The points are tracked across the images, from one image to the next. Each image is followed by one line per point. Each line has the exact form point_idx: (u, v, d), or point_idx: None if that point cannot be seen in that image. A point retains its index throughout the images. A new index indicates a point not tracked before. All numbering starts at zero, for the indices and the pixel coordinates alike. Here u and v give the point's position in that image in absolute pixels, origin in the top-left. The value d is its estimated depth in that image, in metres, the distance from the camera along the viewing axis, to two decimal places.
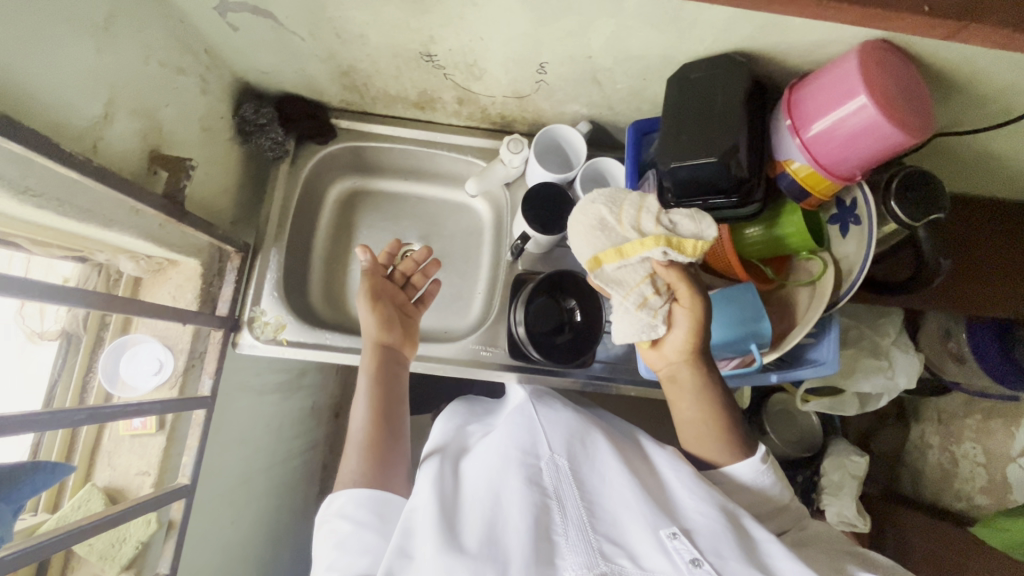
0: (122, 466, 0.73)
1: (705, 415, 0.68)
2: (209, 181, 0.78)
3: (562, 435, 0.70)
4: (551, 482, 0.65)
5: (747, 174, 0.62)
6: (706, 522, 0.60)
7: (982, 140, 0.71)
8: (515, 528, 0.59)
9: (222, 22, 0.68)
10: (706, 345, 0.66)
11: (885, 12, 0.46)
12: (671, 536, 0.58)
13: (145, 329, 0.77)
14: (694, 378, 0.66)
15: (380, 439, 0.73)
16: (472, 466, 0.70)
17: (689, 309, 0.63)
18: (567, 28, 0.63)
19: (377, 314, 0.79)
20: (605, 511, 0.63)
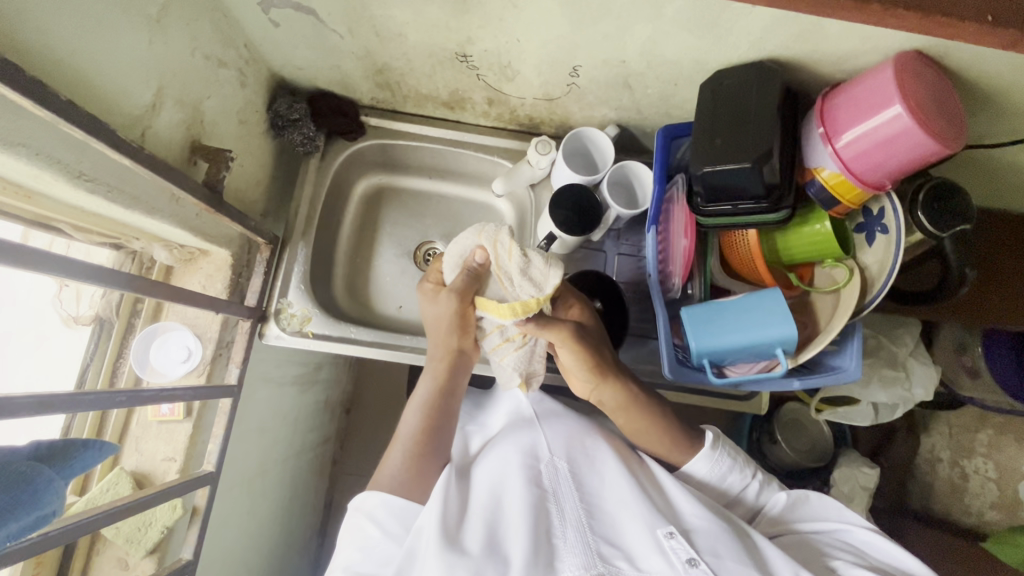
0: (149, 451, 0.74)
1: (649, 425, 0.77)
2: (243, 174, 0.79)
3: (561, 439, 0.75)
4: (550, 483, 0.69)
5: (778, 180, 0.63)
6: (703, 523, 0.65)
7: (1007, 154, 0.72)
8: (515, 527, 0.62)
9: (265, 18, 0.69)
10: (603, 367, 0.74)
11: (952, 21, 0.47)
12: (668, 536, 0.62)
13: (175, 317, 0.78)
14: (614, 396, 0.76)
15: (426, 448, 0.73)
16: (479, 469, 0.74)
17: (567, 347, 0.73)
18: (604, 31, 0.64)
19: (461, 319, 0.74)
20: (603, 512, 0.67)
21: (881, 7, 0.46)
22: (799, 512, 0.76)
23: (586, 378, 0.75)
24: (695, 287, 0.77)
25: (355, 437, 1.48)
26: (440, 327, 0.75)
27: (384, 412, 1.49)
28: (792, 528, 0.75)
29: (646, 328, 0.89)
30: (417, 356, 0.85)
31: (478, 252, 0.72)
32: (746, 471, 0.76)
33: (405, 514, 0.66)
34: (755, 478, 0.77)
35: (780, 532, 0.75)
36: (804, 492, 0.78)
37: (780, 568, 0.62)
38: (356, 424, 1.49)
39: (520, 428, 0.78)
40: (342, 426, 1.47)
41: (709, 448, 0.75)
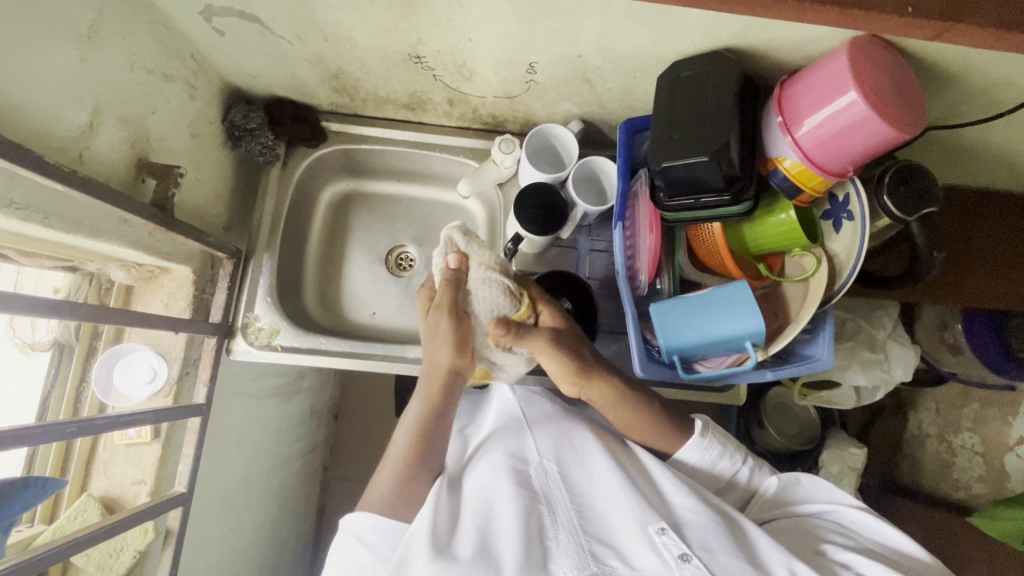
0: (118, 476, 0.73)
1: (650, 415, 0.77)
2: (199, 187, 0.77)
3: (549, 440, 0.74)
4: (541, 486, 0.68)
5: (738, 171, 0.61)
6: (696, 517, 0.64)
7: (972, 133, 0.72)
8: (506, 533, 0.61)
9: (208, 27, 0.67)
10: (583, 364, 0.74)
11: (871, 14, 0.48)
12: (659, 532, 0.61)
13: (138, 338, 0.76)
14: (601, 393, 0.75)
15: (416, 462, 0.72)
16: (469, 475, 0.72)
17: (546, 354, 0.73)
18: (556, 27, 0.62)
19: (456, 336, 0.73)
20: (596, 511, 0.65)
21: (800, 5, 0.47)
22: (788, 496, 0.76)
23: (570, 385, 0.76)
24: (663, 282, 0.76)
25: (344, 443, 1.47)
26: (438, 346, 0.74)
27: (372, 416, 1.48)
28: (781, 513, 0.75)
29: (620, 324, 0.89)
30: (390, 364, 0.85)
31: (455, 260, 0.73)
32: (736, 455, 0.75)
33: (394, 535, 0.67)
34: (745, 465, 0.76)
35: (769, 518, 0.75)
36: (795, 473, 0.77)
37: (773, 561, 0.61)
38: (345, 429, 1.48)
39: (509, 432, 0.76)
40: (331, 433, 1.46)
41: (699, 434, 0.75)
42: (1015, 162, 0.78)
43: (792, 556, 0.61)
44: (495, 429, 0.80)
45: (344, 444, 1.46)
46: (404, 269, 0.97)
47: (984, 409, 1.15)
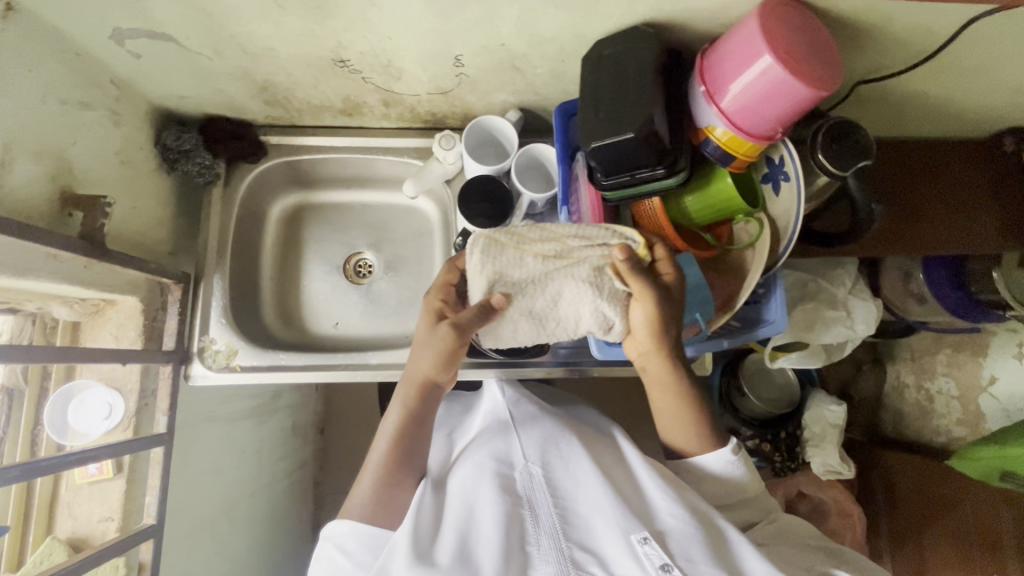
0: (84, 515, 0.72)
1: (685, 412, 0.71)
2: (137, 215, 0.76)
3: (535, 443, 0.73)
4: (525, 490, 0.67)
5: (668, 143, 0.61)
6: (677, 523, 0.63)
7: (899, 81, 0.73)
8: (487, 540, 0.60)
9: (123, 50, 0.66)
10: (671, 325, 0.67)
11: None
12: (641, 541, 0.60)
13: (90, 374, 0.75)
14: (662, 369, 0.69)
15: (396, 471, 0.71)
16: (454, 478, 0.72)
17: (645, 303, 0.65)
18: (473, 17, 0.62)
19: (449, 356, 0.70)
20: (578, 516, 0.65)
21: None
22: (788, 530, 0.71)
23: (649, 339, 0.68)
24: None
25: (333, 456, 1.46)
26: (425, 358, 0.70)
27: (358, 426, 1.48)
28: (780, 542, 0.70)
29: None
30: (354, 372, 0.84)
31: (496, 297, 0.66)
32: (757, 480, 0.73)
33: (374, 542, 0.67)
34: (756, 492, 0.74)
35: (767, 543, 0.70)
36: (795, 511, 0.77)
37: (754, 570, 0.60)
38: (332, 443, 1.47)
39: (497, 437, 0.76)
40: (318, 448, 1.45)
41: (731, 450, 0.71)
42: (949, 108, 0.80)
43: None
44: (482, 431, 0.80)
45: (334, 457, 1.46)
46: (363, 276, 0.97)
47: (956, 352, 1.17)
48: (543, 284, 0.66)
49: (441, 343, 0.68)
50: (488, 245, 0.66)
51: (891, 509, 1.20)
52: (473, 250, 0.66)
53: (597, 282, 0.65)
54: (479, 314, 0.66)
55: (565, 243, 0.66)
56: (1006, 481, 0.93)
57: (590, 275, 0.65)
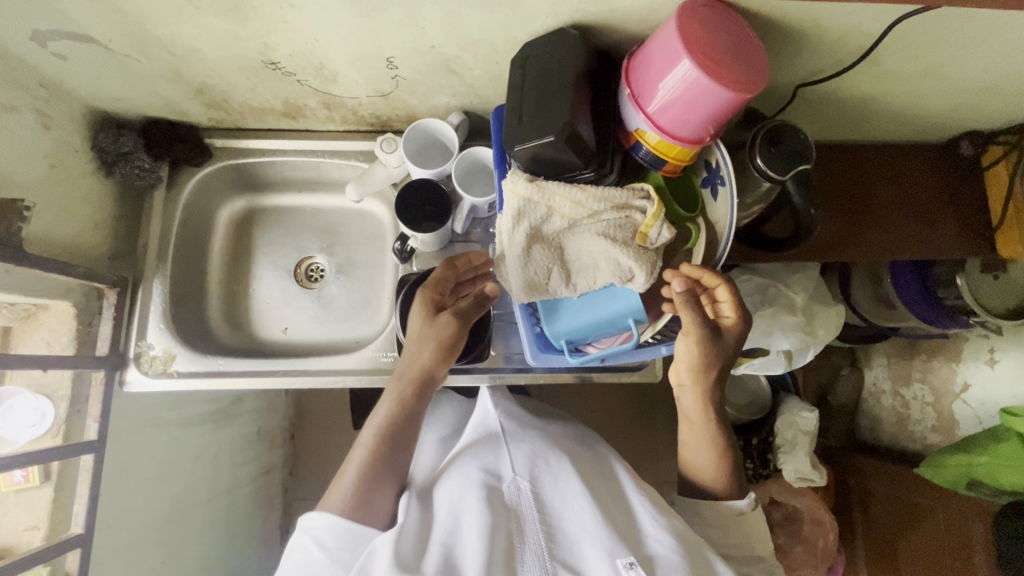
0: (9, 523, 0.70)
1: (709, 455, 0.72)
2: (68, 218, 0.74)
3: (524, 458, 0.69)
4: (512, 504, 0.63)
5: (593, 147, 0.61)
6: (665, 551, 0.58)
7: (842, 83, 0.72)
8: (470, 551, 0.55)
9: (47, 52, 0.65)
10: (712, 366, 0.68)
11: None
12: (628, 565, 0.54)
13: (20, 380, 0.74)
14: (695, 406, 0.70)
15: (382, 462, 0.68)
16: (440, 491, 0.68)
17: (687, 343, 0.66)
18: (395, 19, 0.61)
19: (446, 341, 0.71)
20: (564, 535, 0.60)
21: None
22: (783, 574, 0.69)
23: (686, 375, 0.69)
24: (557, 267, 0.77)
25: (303, 462, 1.45)
26: (425, 345, 0.71)
27: (328, 432, 1.46)
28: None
29: None
30: (294, 379, 0.83)
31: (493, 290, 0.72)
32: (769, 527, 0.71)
33: (354, 540, 0.62)
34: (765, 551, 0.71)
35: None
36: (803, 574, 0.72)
37: None
38: (302, 449, 1.46)
39: (487, 451, 0.72)
40: (287, 453, 1.43)
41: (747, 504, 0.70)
42: (901, 111, 0.78)
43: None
44: (471, 442, 0.76)
45: (303, 463, 1.44)
46: (315, 280, 0.96)
47: (931, 358, 1.15)
48: (566, 238, 0.65)
49: (446, 334, 0.71)
50: (514, 200, 0.63)
51: (868, 517, 1.18)
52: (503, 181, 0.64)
53: (615, 235, 0.63)
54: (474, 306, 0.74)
55: (588, 198, 0.63)
56: (974, 488, 0.91)
57: (610, 229, 0.63)
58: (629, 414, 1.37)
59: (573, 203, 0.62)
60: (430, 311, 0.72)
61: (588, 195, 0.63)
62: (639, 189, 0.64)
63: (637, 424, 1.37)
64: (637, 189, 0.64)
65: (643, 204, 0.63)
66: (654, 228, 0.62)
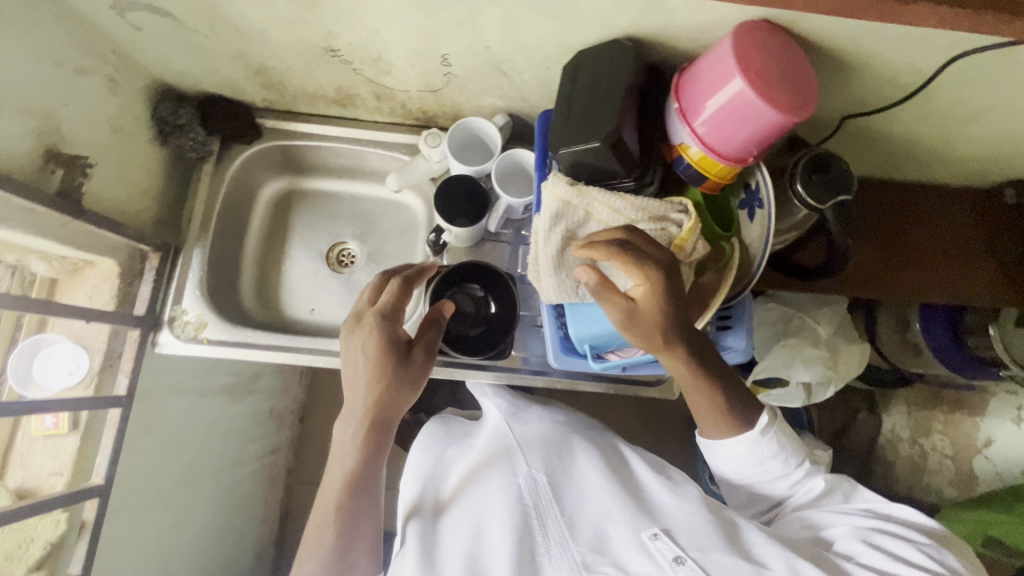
0: (34, 467, 0.73)
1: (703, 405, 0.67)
2: (122, 180, 0.77)
3: (538, 452, 0.73)
4: (531, 499, 0.66)
5: (636, 157, 0.62)
6: (689, 520, 0.62)
7: (889, 119, 0.72)
8: (497, 554, 0.59)
9: (124, 22, 0.68)
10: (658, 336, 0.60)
11: None
12: (653, 537, 0.59)
13: (61, 329, 0.77)
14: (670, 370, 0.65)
15: (355, 501, 0.65)
16: (459, 495, 0.70)
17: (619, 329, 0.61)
18: (456, 17, 0.63)
19: (417, 375, 0.68)
20: (585, 521, 0.64)
21: None
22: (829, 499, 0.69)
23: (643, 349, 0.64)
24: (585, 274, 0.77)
25: (308, 446, 1.47)
26: (398, 389, 0.67)
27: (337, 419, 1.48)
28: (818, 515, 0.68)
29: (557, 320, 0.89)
30: (317, 357, 0.85)
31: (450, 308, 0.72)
32: (793, 445, 0.70)
33: None
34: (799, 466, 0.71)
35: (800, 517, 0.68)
36: (843, 478, 0.73)
37: (771, 559, 0.56)
38: (309, 433, 1.47)
39: (499, 451, 0.74)
40: (295, 436, 1.45)
41: (759, 432, 0.68)
42: (945, 152, 0.78)
43: (795, 555, 0.56)
44: (483, 440, 0.79)
45: (309, 447, 1.46)
46: (345, 266, 0.98)
47: (954, 411, 1.12)
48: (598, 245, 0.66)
49: (420, 373, 0.69)
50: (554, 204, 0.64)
51: None
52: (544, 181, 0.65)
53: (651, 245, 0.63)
54: (432, 325, 0.71)
55: (627, 208, 0.63)
56: (989, 545, 0.87)
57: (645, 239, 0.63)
58: (638, 434, 1.36)
59: (611, 210, 0.64)
60: (396, 348, 0.67)
61: (626, 204, 0.63)
62: (677, 203, 0.65)
63: (644, 444, 1.36)
64: (676, 203, 0.65)
65: (680, 217, 0.64)
66: (691, 242, 0.63)
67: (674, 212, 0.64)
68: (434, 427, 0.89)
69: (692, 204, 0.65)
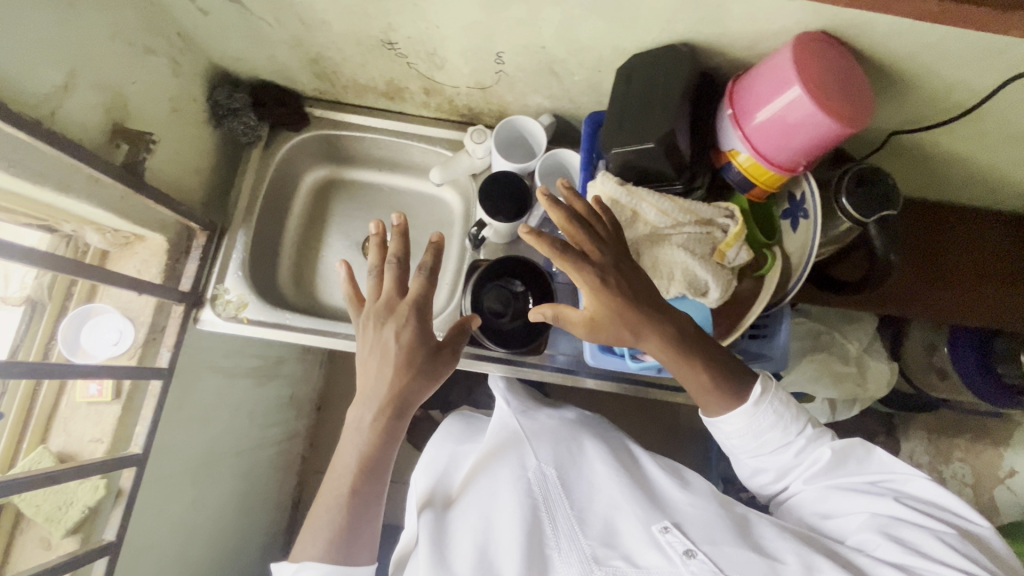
0: (76, 432, 0.75)
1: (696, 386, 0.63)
2: (178, 159, 0.80)
3: (547, 447, 0.73)
4: (540, 492, 0.66)
5: (687, 160, 0.64)
6: (699, 516, 0.62)
7: (936, 138, 0.72)
8: (507, 545, 0.59)
9: (193, 6, 0.71)
10: (618, 331, 0.59)
11: None
12: (663, 530, 0.59)
13: (109, 300, 0.79)
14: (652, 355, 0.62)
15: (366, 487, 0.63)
16: (467, 486, 0.70)
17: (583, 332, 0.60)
18: (517, 15, 0.65)
19: (439, 372, 0.66)
20: (594, 515, 0.64)
21: None
22: (841, 476, 0.64)
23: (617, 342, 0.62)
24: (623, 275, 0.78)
25: (324, 435, 1.48)
26: (421, 382, 0.65)
27: None
28: (829, 494, 0.64)
29: None
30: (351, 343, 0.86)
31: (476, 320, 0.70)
32: (794, 408, 0.64)
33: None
34: (801, 434, 0.64)
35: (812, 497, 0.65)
36: (857, 440, 0.66)
37: (782, 550, 0.57)
38: (325, 422, 1.49)
39: (507, 444, 0.74)
40: (311, 424, 1.47)
41: (754, 403, 0.64)
42: (989, 174, 0.78)
43: (808, 550, 0.56)
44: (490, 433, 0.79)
45: (324, 436, 1.47)
46: None
47: None
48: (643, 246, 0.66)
49: (443, 372, 0.67)
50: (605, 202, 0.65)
51: None
52: (596, 180, 0.66)
53: (695, 248, 0.64)
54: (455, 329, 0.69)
55: (675, 210, 0.64)
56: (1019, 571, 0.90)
57: (691, 242, 0.64)
58: (654, 443, 1.36)
59: (659, 211, 0.65)
60: (423, 342, 0.65)
61: (673, 205, 0.64)
62: (723, 209, 0.66)
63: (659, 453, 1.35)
64: (723, 208, 0.66)
65: (725, 222, 0.65)
66: (735, 248, 0.63)
67: (721, 217, 0.65)
68: (450, 425, 0.90)
69: (738, 210, 0.66)
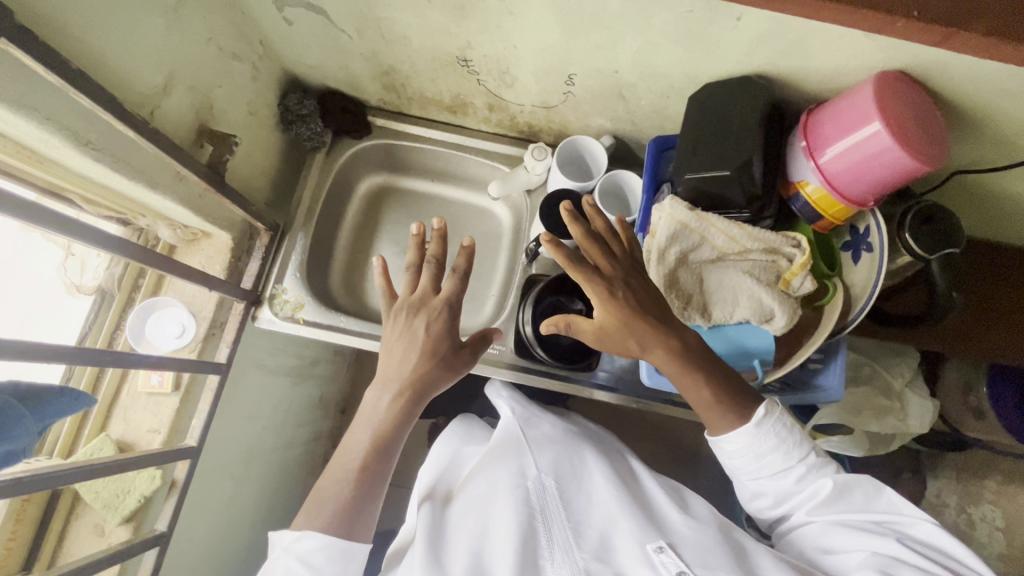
0: (135, 421, 0.77)
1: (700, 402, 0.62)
2: (249, 161, 0.82)
3: (548, 457, 0.72)
4: (538, 502, 0.66)
5: (760, 190, 0.64)
6: (694, 538, 0.61)
7: (1000, 179, 0.73)
8: (500, 555, 0.60)
9: (280, 16, 0.73)
10: (623, 342, 0.60)
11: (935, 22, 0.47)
12: (657, 550, 0.58)
13: (173, 293, 0.81)
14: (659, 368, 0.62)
15: (370, 473, 0.63)
16: (465, 491, 0.71)
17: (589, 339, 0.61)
18: (596, 41, 0.67)
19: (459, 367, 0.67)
20: (590, 529, 0.63)
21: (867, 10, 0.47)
22: (844, 512, 0.63)
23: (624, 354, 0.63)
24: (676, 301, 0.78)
25: None
26: (442, 372, 0.65)
27: None
28: (830, 527, 0.63)
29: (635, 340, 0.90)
30: None
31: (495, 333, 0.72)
32: (799, 434, 0.63)
33: (345, 556, 0.60)
34: (803, 460, 0.63)
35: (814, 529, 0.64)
36: (865, 476, 0.64)
37: None
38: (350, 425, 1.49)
39: (508, 450, 0.74)
40: (336, 426, 1.47)
41: (754, 424, 0.62)
42: None
43: None
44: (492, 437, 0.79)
45: None
46: None
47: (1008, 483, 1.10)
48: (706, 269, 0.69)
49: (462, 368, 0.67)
50: (674, 226, 0.66)
51: None
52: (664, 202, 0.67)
53: (757, 276, 0.66)
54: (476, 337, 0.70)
55: (742, 238, 0.65)
56: None
57: (755, 270, 0.66)
58: (679, 466, 1.35)
59: (727, 236, 0.66)
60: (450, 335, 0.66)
61: (739, 233, 0.65)
62: (790, 237, 0.66)
63: (685, 477, 1.34)
64: (790, 237, 0.66)
65: (792, 251, 0.65)
66: (800, 277, 0.63)
67: (789, 246, 0.65)
68: (458, 426, 0.90)
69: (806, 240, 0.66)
